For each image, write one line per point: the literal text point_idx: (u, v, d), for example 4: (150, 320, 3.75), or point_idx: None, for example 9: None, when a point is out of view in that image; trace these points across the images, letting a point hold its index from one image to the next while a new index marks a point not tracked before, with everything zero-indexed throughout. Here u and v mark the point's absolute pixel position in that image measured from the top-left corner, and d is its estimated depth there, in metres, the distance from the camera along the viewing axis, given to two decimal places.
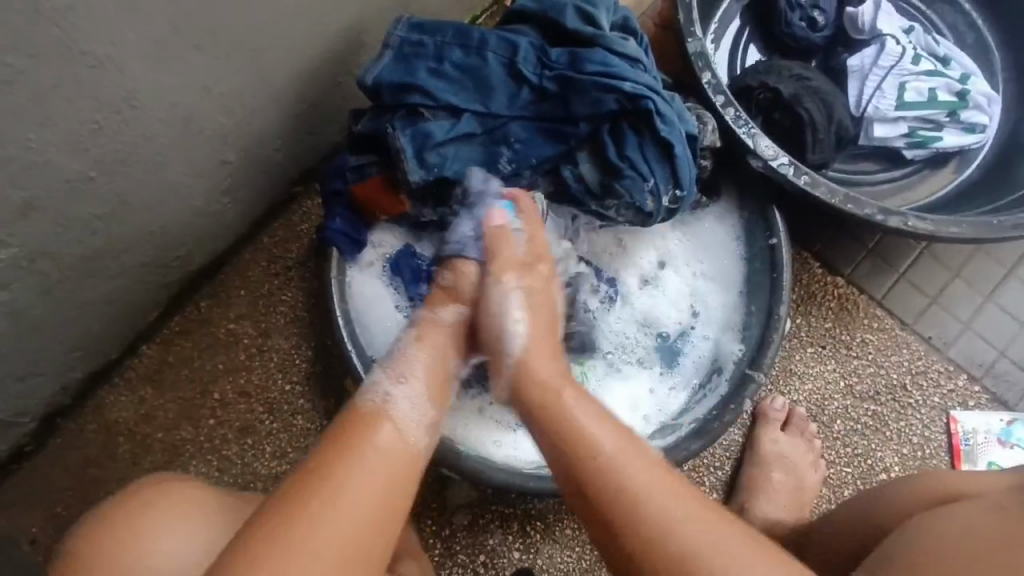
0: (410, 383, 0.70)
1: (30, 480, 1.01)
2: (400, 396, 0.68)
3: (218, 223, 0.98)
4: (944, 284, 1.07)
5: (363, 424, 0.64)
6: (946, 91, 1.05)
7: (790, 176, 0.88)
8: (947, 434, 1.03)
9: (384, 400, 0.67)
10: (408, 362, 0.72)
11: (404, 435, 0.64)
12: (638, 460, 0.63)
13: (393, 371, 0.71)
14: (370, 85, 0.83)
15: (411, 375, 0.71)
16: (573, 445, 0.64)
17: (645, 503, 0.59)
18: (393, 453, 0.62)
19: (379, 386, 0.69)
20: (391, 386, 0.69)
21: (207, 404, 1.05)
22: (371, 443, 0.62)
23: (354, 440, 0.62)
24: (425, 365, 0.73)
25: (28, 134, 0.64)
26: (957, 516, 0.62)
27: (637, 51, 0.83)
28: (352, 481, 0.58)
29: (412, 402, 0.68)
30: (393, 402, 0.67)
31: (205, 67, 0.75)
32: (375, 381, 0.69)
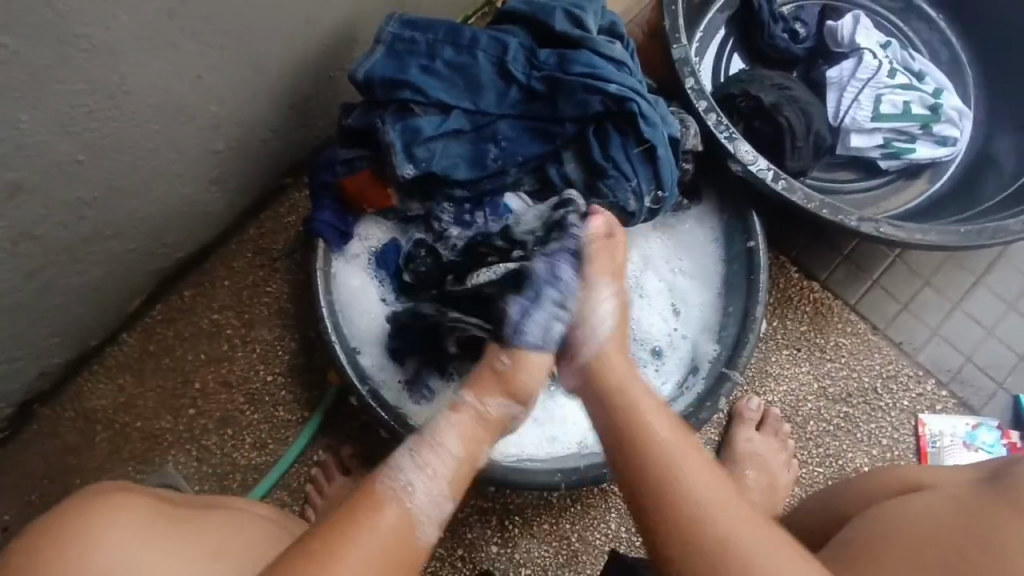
0: (434, 478, 0.62)
1: (6, 466, 1.00)
2: (422, 490, 0.61)
3: (205, 213, 0.98)
4: (915, 292, 1.11)
5: (371, 505, 0.57)
6: (919, 105, 1.09)
7: (769, 180, 0.91)
8: (914, 437, 1.07)
9: (406, 491, 0.60)
10: (439, 450, 0.64)
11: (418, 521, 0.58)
12: (701, 463, 0.58)
13: (420, 456, 0.63)
14: (362, 78, 0.84)
15: (435, 465, 0.63)
16: (626, 433, 0.62)
17: (698, 491, 0.55)
18: (400, 539, 0.56)
19: (404, 471, 0.61)
20: (417, 473, 0.62)
21: (188, 394, 1.05)
22: (373, 523, 0.56)
23: (359, 516, 0.56)
24: (460, 455, 0.65)
25: (19, 115, 0.64)
26: (914, 506, 0.65)
27: (623, 55, 0.85)
28: (369, 533, 0.55)
29: (432, 494, 0.61)
30: (415, 492, 0.60)
31: (198, 55, 0.75)
32: (399, 465, 0.62)
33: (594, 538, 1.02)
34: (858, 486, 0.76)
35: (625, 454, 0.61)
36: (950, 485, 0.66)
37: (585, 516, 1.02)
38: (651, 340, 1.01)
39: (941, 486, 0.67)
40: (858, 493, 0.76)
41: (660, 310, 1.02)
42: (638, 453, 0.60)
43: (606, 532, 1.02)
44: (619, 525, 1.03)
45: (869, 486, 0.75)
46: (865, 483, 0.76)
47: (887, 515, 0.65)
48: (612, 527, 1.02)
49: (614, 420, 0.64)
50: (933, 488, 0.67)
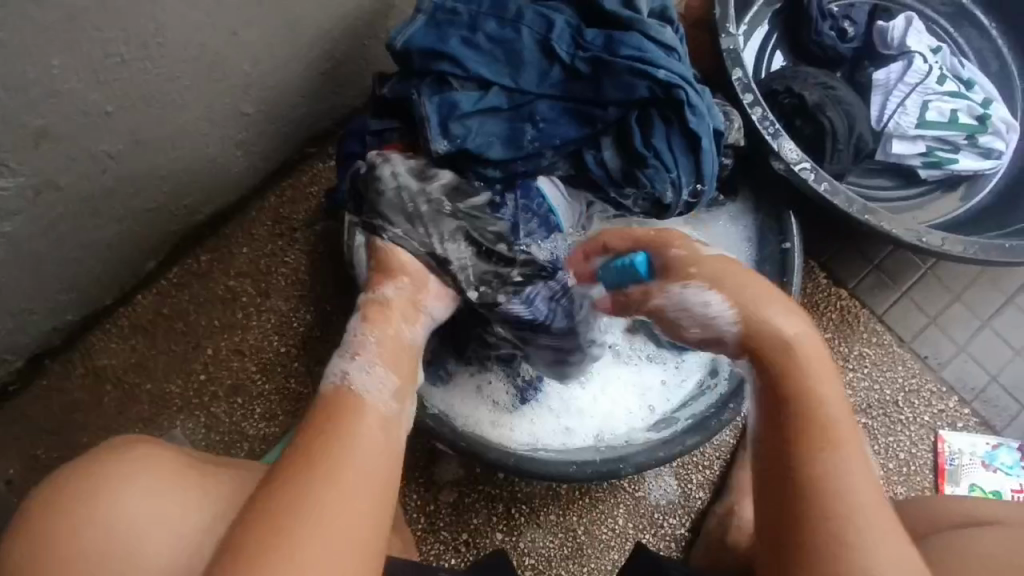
0: (365, 359, 0.66)
1: (12, 420, 0.99)
2: (358, 371, 0.65)
3: (229, 176, 0.96)
4: (945, 307, 1.08)
5: (335, 408, 0.61)
6: (967, 114, 1.05)
7: (811, 181, 0.88)
8: (933, 453, 1.05)
9: (345, 378, 0.65)
10: (361, 342, 0.68)
11: (371, 402, 0.63)
12: (853, 435, 0.58)
13: (346, 351, 0.68)
14: (400, 48, 0.81)
15: (365, 351, 0.67)
16: (796, 384, 0.60)
17: (845, 461, 0.56)
18: (372, 428, 0.60)
19: (337, 367, 0.66)
20: (350, 364, 0.66)
21: (199, 359, 1.04)
22: (345, 421, 0.60)
23: (334, 410, 0.61)
24: (380, 342, 0.69)
25: (52, 60, 0.62)
26: (978, 543, 0.62)
27: (673, 40, 0.83)
28: (348, 436, 0.58)
29: (370, 371, 0.65)
30: (354, 375, 0.65)
31: (235, 11, 0.73)
32: (335, 367, 0.66)
33: (600, 533, 1.01)
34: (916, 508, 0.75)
35: (790, 413, 0.59)
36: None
37: (592, 510, 1.01)
38: None
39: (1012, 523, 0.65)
40: (916, 518, 0.74)
41: None
42: (802, 423, 0.58)
43: (613, 527, 1.01)
44: (626, 521, 1.01)
45: (930, 508, 0.74)
46: (920, 511, 0.74)
47: (953, 548, 0.63)
48: (619, 522, 1.01)
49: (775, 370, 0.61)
50: (1005, 524, 0.65)
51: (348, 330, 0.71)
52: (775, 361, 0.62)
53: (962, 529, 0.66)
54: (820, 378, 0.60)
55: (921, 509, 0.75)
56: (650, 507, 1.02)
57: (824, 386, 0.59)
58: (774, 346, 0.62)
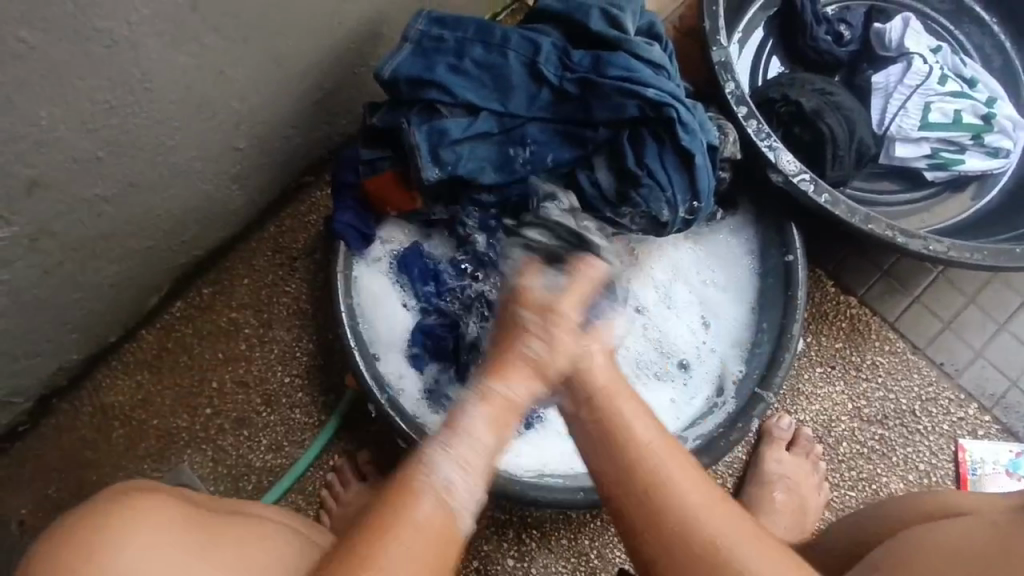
0: (471, 473, 0.55)
1: (23, 460, 0.99)
2: (460, 477, 0.54)
3: (225, 211, 0.96)
4: (959, 310, 1.05)
5: (408, 502, 0.52)
6: (971, 113, 1.03)
7: (810, 192, 0.87)
8: (954, 463, 1.01)
9: (448, 491, 0.53)
10: (470, 442, 0.55)
11: (451, 502, 0.53)
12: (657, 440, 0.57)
13: (454, 450, 0.55)
14: (388, 77, 0.81)
15: (458, 444, 0.55)
16: (619, 442, 0.57)
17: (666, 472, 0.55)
18: (436, 529, 0.52)
19: (443, 469, 0.54)
20: (455, 467, 0.54)
21: (204, 393, 1.04)
22: (408, 514, 0.52)
23: (405, 491, 0.53)
24: (489, 444, 0.56)
25: (40, 111, 0.63)
26: (942, 533, 0.60)
27: (661, 57, 0.82)
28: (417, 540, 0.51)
29: (461, 487, 0.54)
30: (453, 488, 0.54)
31: (222, 51, 0.73)
32: (433, 460, 0.54)
33: (613, 556, 0.99)
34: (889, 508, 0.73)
35: (624, 462, 0.56)
36: (996, 511, 0.61)
37: (604, 532, 0.99)
38: (679, 352, 0.98)
39: (979, 513, 0.62)
40: (891, 515, 0.71)
41: (688, 322, 0.99)
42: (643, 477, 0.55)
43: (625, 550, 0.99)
44: None
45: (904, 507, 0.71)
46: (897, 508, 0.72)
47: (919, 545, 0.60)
48: None
49: (614, 454, 0.57)
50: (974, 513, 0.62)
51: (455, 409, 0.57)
52: (589, 422, 0.59)
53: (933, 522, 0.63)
54: (644, 432, 0.57)
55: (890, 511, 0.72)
56: None
57: (648, 436, 0.57)
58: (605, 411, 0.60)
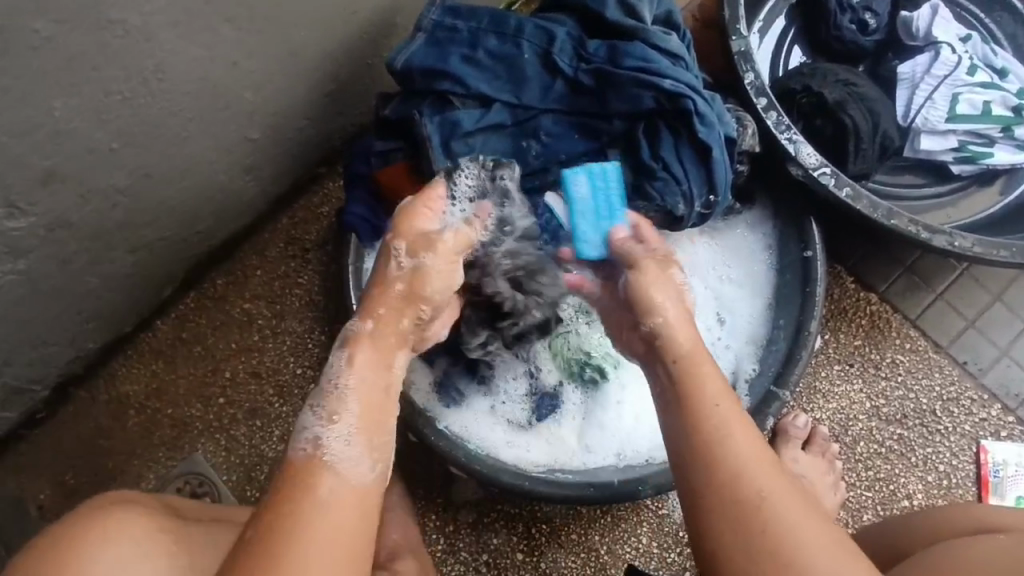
0: (343, 421, 0.58)
1: (40, 447, 1.01)
2: (334, 436, 0.57)
3: (239, 202, 0.96)
4: (984, 308, 1.03)
5: (299, 479, 0.54)
6: (1001, 105, 0.99)
7: (832, 186, 0.85)
8: (976, 465, 0.99)
9: (317, 445, 0.56)
10: (338, 394, 0.60)
11: (344, 467, 0.55)
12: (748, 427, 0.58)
13: (322, 408, 0.59)
14: (400, 68, 0.80)
15: (344, 411, 0.59)
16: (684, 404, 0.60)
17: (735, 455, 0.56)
18: (344, 501, 0.53)
19: (308, 428, 0.57)
20: (325, 425, 0.58)
21: (217, 383, 1.04)
22: (310, 496, 0.52)
23: (297, 475, 0.54)
24: (363, 381, 0.61)
25: (54, 102, 0.63)
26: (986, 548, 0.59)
27: (679, 47, 0.81)
28: (308, 500, 0.52)
29: (349, 438, 0.57)
30: (329, 442, 0.56)
31: (234, 41, 0.72)
32: (304, 426, 0.58)
33: (623, 552, 0.98)
34: (919, 525, 0.72)
35: (690, 448, 0.58)
36: None
37: (615, 528, 0.99)
38: None
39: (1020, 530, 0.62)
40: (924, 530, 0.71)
41: (704, 318, 0.98)
42: (699, 430, 0.58)
43: (635, 546, 0.98)
44: (650, 540, 0.99)
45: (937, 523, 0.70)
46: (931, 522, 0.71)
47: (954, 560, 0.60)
48: (643, 541, 0.98)
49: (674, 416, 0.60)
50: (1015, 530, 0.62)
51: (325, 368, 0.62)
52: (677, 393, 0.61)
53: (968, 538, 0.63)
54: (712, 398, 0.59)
55: (916, 525, 0.73)
56: (674, 526, 0.99)
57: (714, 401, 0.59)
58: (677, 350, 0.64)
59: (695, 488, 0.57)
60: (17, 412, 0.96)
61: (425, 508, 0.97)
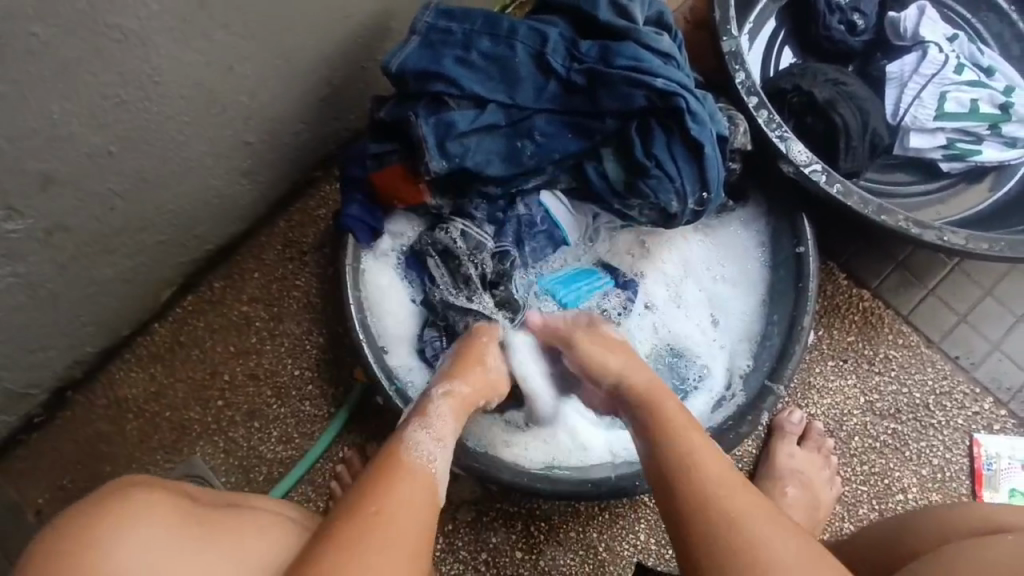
0: (447, 445, 0.67)
1: (38, 452, 1.01)
2: (436, 453, 0.66)
3: (236, 205, 0.97)
4: (975, 303, 1.04)
5: (394, 475, 0.61)
6: (988, 103, 1.01)
7: (822, 183, 0.86)
8: (969, 458, 1.00)
9: (428, 459, 0.64)
10: (439, 417, 0.70)
11: (432, 478, 0.63)
12: (717, 458, 0.63)
13: (429, 428, 0.68)
14: (395, 71, 0.81)
15: (446, 437, 0.68)
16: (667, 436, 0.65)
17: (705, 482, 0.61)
18: (425, 505, 0.60)
19: (421, 443, 0.66)
20: (433, 446, 0.66)
21: (216, 386, 1.05)
22: (394, 493, 0.59)
23: (388, 471, 0.61)
24: (457, 425, 0.71)
25: (52, 106, 0.63)
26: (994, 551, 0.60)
27: (671, 47, 0.82)
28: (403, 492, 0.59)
29: (449, 463, 0.66)
30: (435, 460, 0.65)
31: (230, 45, 0.73)
32: (416, 438, 0.66)
33: (622, 549, 0.99)
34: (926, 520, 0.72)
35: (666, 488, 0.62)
36: None
37: (613, 525, 0.99)
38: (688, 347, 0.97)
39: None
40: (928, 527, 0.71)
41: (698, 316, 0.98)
42: (683, 461, 0.63)
43: (634, 543, 0.99)
44: (648, 536, 0.99)
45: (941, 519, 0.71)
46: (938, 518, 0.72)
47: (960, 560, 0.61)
48: (641, 538, 0.99)
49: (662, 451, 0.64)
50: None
51: (427, 402, 0.72)
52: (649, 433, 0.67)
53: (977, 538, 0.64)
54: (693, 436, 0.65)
55: (922, 525, 0.72)
56: None
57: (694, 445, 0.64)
58: (643, 388, 0.71)
59: (677, 518, 0.60)
60: (15, 417, 0.96)
61: None
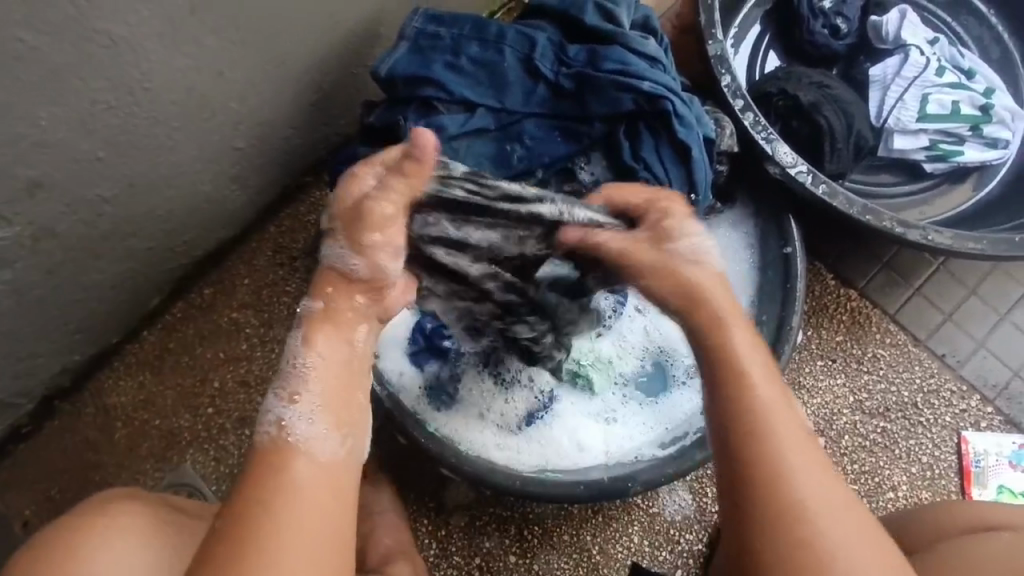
0: (309, 400, 0.57)
1: (25, 462, 1.00)
2: (299, 416, 0.56)
3: (226, 211, 0.97)
4: (960, 302, 1.05)
5: (271, 463, 0.54)
6: (969, 104, 1.03)
7: (809, 184, 0.87)
8: (957, 455, 1.01)
9: (280, 426, 0.56)
10: (303, 372, 0.58)
11: (312, 449, 0.55)
12: (797, 419, 0.59)
13: (284, 387, 0.57)
14: (385, 76, 0.82)
15: (305, 391, 0.57)
16: (725, 367, 0.61)
17: (776, 442, 0.57)
18: (319, 480, 0.53)
19: (271, 410, 0.57)
20: (288, 406, 0.57)
21: (206, 393, 1.04)
22: (280, 476, 0.53)
23: (264, 468, 0.53)
24: (325, 363, 0.58)
25: (40, 112, 0.63)
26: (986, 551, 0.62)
27: (657, 51, 0.83)
28: (288, 490, 0.52)
29: (314, 418, 0.56)
30: (294, 421, 0.56)
31: (219, 51, 0.73)
32: (266, 408, 0.57)
33: (616, 552, 0.99)
34: (924, 519, 0.72)
35: (732, 433, 0.58)
36: None
37: (606, 528, 0.99)
38: None
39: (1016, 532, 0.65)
40: (923, 526, 0.72)
41: None
42: (751, 410, 0.58)
43: (628, 546, 0.99)
44: (641, 539, 0.99)
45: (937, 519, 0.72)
46: (933, 516, 0.73)
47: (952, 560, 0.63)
48: (635, 540, 0.99)
49: (729, 394, 0.59)
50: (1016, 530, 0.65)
51: (285, 351, 0.59)
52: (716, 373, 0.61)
53: (971, 539, 0.66)
54: (745, 353, 0.62)
55: (919, 522, 0.73)
56: (666, 524, 1.00)
57: (748, 356, 0.61)
58: (710, 318, 0.64)
59: (741, 468, 0.57)
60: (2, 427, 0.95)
61: (417, 513, 0.97)
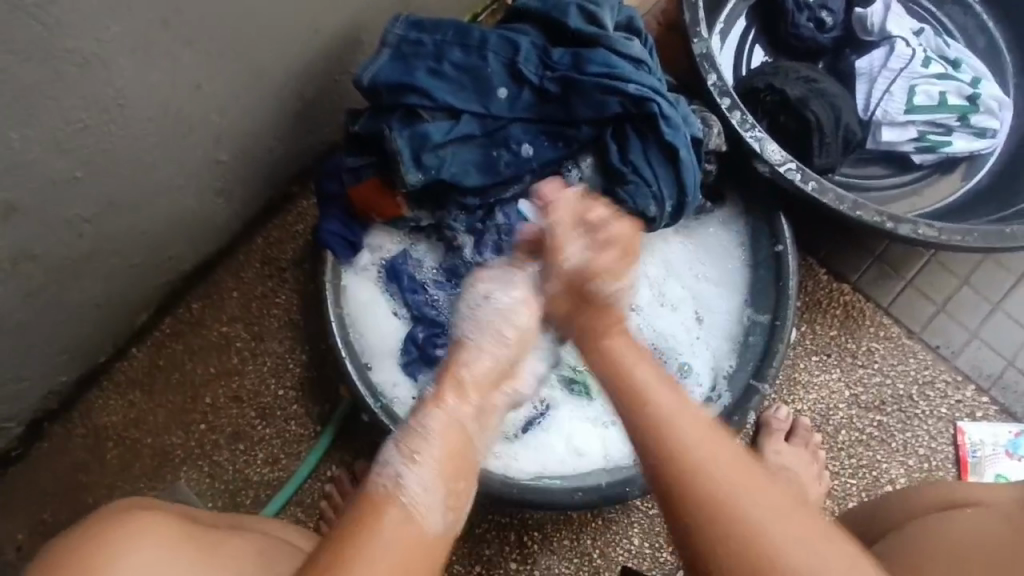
0: (424, 465, 0.59)
1: (16, 486, 0.98)
2: (414, 476, 0.58)
3: (211, 225, 0.95)
4: (952, 292, 1.05)
5: (373, 514, 0.55)
6: (956, 95, 1.03)
7: (798, 181, 0.87)
8: (954, 446, 1.01)
9: (397, 482, 0.57)
10: (422, 435, 0.61)
11: (418, 513, 0.56)
12: (694, 415, 0.59)
13: (404, 445, 0.60)
14: (367, 84, 0.80)
15: (424, 451, 0.60)
16: (629, 396, 0.62)
17: (695, 451, 0.56)
18: (415, 541, 0.54)
19: (389, 463, 0.59)
20: (405, 464, 0.59)
21: (198, 409, 1.03)
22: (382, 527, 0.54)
23: (372, 512, 0.55)
24: (443, 453, 0.60)
25: (12, 134, 0.62)
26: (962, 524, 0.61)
27: (642, 52, 0.82)
28: (384, 536, 0.53)
29: (426, 484, 0.58)
30: (406, 483, 0.57)
31: (195, 64, 0.72)
32: (385, 459, 0.59)
33: (616, 554, 0.98)
34: (896, 504, 0.73)
35: (645, 441, 0.58)
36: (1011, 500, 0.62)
37: (606, 531, 0.99)
38: (674, 351, 0.97)
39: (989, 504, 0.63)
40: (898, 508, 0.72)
41: (682, 318, 0.98)
42: (643, 405, 0.60)
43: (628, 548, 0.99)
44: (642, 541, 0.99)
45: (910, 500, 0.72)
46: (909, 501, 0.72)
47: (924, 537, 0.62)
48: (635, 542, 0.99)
49: (619, 390, 0.63)
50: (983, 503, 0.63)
51: (410, 418, 0.63)
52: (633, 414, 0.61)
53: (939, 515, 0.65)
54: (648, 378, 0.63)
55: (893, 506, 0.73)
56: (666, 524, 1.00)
57: (649, 382, 0.62)
58: (616, 366, 0.65)
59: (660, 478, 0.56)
60: None
61: None
